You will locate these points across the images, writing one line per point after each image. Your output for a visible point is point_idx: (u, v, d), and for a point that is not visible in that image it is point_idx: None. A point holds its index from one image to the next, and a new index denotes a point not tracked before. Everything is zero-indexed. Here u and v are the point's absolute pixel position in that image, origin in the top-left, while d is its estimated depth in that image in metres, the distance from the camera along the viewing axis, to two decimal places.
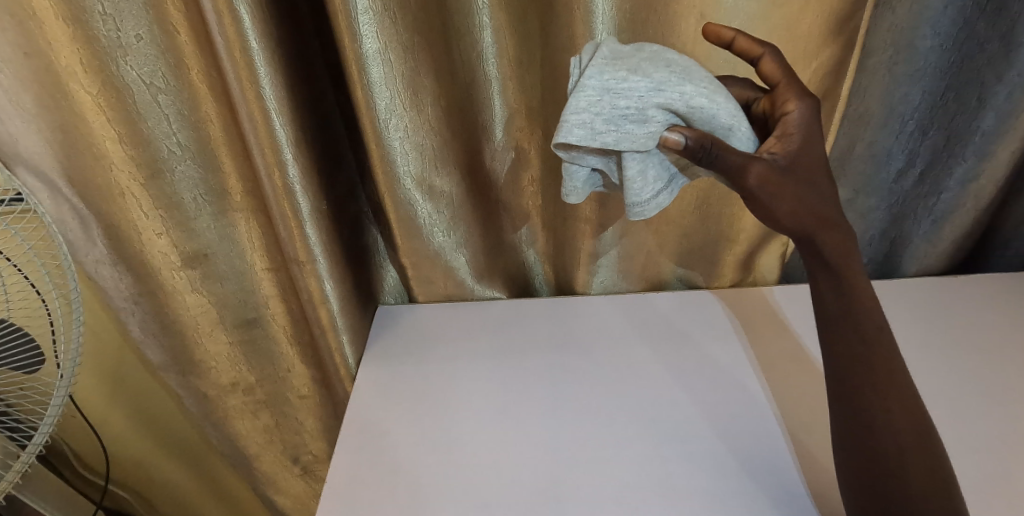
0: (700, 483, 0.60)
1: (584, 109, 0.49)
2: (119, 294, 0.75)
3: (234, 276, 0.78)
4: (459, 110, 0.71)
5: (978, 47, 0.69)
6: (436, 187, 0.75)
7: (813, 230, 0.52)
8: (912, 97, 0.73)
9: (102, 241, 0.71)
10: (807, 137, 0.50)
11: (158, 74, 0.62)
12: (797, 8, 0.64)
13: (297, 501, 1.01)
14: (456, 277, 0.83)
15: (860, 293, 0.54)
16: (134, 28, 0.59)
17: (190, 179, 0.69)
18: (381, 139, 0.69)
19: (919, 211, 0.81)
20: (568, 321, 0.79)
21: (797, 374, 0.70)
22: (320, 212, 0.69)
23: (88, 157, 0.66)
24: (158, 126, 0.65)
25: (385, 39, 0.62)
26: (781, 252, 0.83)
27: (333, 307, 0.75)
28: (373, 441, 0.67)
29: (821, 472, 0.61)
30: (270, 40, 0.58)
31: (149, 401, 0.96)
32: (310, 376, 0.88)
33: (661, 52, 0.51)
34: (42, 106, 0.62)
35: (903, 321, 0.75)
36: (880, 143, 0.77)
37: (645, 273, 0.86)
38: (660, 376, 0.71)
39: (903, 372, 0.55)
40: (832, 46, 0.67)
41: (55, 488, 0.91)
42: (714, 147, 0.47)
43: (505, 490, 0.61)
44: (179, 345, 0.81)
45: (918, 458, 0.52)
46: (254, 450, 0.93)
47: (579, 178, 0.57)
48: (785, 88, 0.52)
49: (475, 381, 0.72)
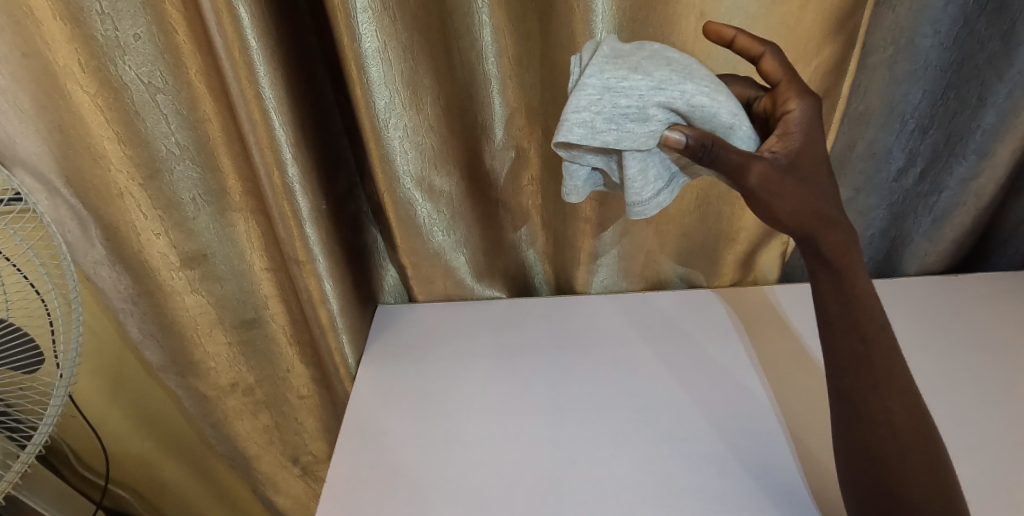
0: (701, 482, 0.60)
1: (585, 108, 0.49)
2: (117, 295, 0.75)
3: (234, 276, 0.78)
4: (459, 109, 0.71)
5: (979, 46, 0.69)
6: (436, 186, 0.74)
7: (814, 229, 0.52)
8: (912, 96, 0.73)
9: (101, 242, 0.71)
10: (808, 135, 0.50)
11: (156, 74, 0.62)
12: (797, 6, 0.64)
13: (297, 502, 1.01)
14: (455, 276, 0.83)
15: (861, 292, 0.54)
16: (132, 27, 0.59)
17: (189, 179, 0.69)
18: (380, 139, 0.68)
19: (920, 210, 0.81)
20: (568, 321, 0.79)
21: (798, 373, 0.70)
22: (319, 211, 0.69)
23: (86, 157, 0.65)
24: (157, 126, 0.65)
25: (384, 38, 0.62)
26: (781, 251, 0.83)
27: (333, 307, 0.74)
28: (372, 441, 0.67)
29: (822, 471, 0.61)
30: (269, 39, 0.57)
31: (149, 402, 0.96)
32: (309, 376, 0.88)
33: (662, 50, 0.51)
34: (41, 105, 0.62)
35: (903, 320, 0.75)
36: (880, 142, 0.77)
37: (645, 273, 0.86)
38: (661, 375, 0.71)
39: (904, 371, 0.55)
40: (832, 44, 0.67)
41: (55, 488, 0.91)
42: (715, 146, 0.47)
43: (505, 490, 0.61)
44: (178, 346, 0.81)
45: (919, 457, 0.52)
46: (254, 451, 0.93)
47: (579, 176, 0.57)
48: (786, 87, 0.52)
49: (475, 380, 0.72)
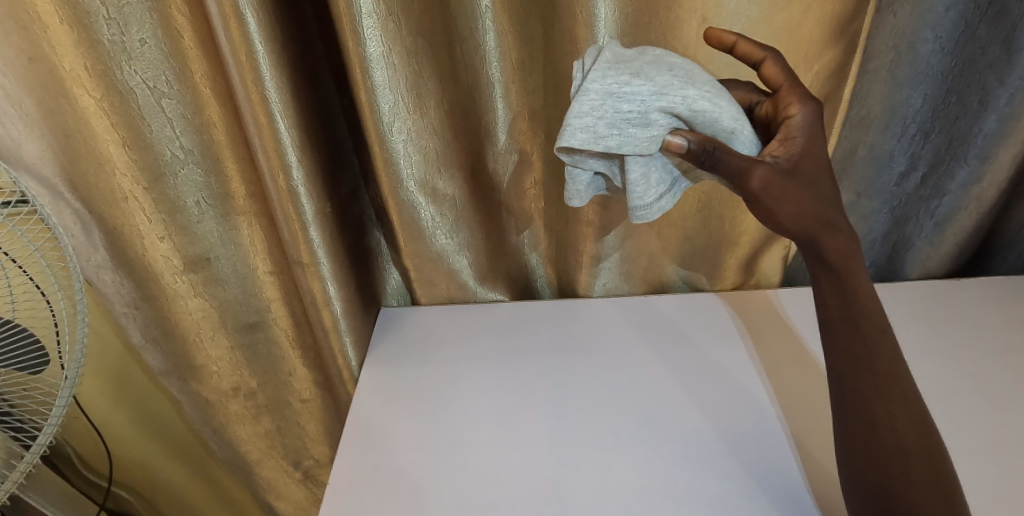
0: (701, 484, 0.61)
1: (588, 113, 0.49)
2: (119, 299, 0.75)
3: (236, 279, 0.78)
4: (462, 113, 0.72)
5: (980, 51, 0.69)
6: (439, 189, 0.75)
7: (816, 233, 0.52)
8: (913, 100, 0.73)
9: (103, 245, 0.71)
10: (810, 140, 0.51)
11: (161, 78, 0.62)
12: (798, 11, 0.64)
13: (297, 507, 1.01)
14: (458, 279, 0.83)
15: (863, 296, 0.54)
16: (138, 31, 0.59)
17: (192, 183, 0.69)
18: (384, 141, 0.69)
19: (922, 214, 0.81)
20: (570, 323, 0.79)
21: (799, 376, 0.70)
22: (323, 214, 0.69)
23: (91, 161, 0.66)
24: (162, 130, 0.65)
25: (388, 42, 0.62)
26: (783, 255, 0.83)
27: (336, 310, 0.75)
28: (374, 443, 0.67)
29: (823, 473, 0.61)
30: (275, 43, 0.58)
31: (152, 404, 0.96)
32: (311, 379, 0.89)
33: (664, 55, 0.52)
34: (46, 109, 0.63)
35: (904, 323, 0.75)
36: (881, 146, 0.77)
37: (647, 276, 0.86)
38: (662, 378, 0.71)
39: (906, 374, 0.55)
40: (833, 49, 0.68)
41: (57, 489, 0.91)
42: (716, 150, 0.47)
43: (506, 493, 0.61)
44: (180, 350, 0.81)
45: (920, 460, 0.52)
46: (255, 456, 0.93)
47: (582, 181, 0.57)
48: (788, 91, 0.52)
49: (476, 382, 0.72)
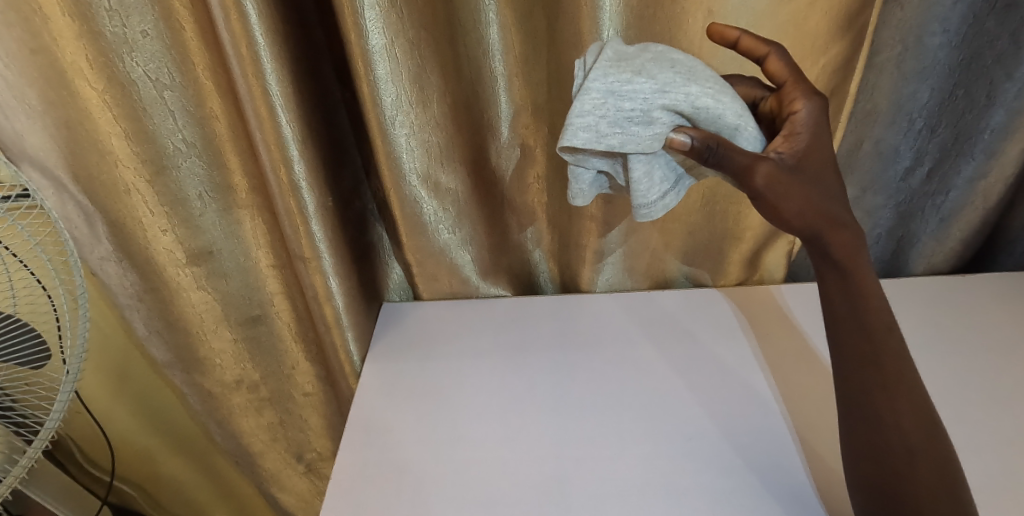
0: (704, 481, 0.60)
1: (590, 112, 0.49)
2: (123, 291, 0.75)
3: (239, 272, 0.78)
4: (465, 106, 0.71)
5: (988, 44, 0.69)
6: (442, 183, 0.74)
7: (822, 229, 0.51)
8: (920, 95, 0.73)
9: (107, 237, 0.71)
10: (813, 136, 0.50)
11: (163, 71, 0.62)
12: (804, 4, 0.64)
13: (300, 499, 1.01)
14: (460, 275, 0.83)
15: (868, 293, 0.54)
16: (140, 23, 0.58)
17: (195, 176, 0.69)
18: (387, 136, 0.69)
19: (927, 209, 0.81)
20: (572, 319, 0.79)
21: (805, 372, 0.70)
22: (325, 208, 0.69)
23: (93, 152, 0.65)
24: (164, 122, 0.64)
25: (391, 34, 0.62)
26: (788, 251, 0.83)
27: (337, 304, 0.75)
28: (377, 439, 0.66)
29: (829, 472, 0.60)
30: (276, 37, 0.57)
31: (154, 397, 0.96)
32: (314, 373, 0.88)
33: (666, 51, 0.51)
34: (48, 101, 0.62)
35: (911, 320, 0.75)
36: (888, 141, 0.76)
37: (651, 271, 0.86)
38: (666, 374, 0.71)
39: (911, 371, 0.54)
40: (840, 43, 0.67)
41: (59, 483, 0.91)
42: (720, 147, 0.47)
43: (509, 490, 0.61)
44: (183, 342, 0.81)
45: (927, 458, 0.52)
46: (258, 447, 0.94)
47: (585, 179, 0.56)
48: (792, 87, 0.51)
49: (479, 379, 0.72)
